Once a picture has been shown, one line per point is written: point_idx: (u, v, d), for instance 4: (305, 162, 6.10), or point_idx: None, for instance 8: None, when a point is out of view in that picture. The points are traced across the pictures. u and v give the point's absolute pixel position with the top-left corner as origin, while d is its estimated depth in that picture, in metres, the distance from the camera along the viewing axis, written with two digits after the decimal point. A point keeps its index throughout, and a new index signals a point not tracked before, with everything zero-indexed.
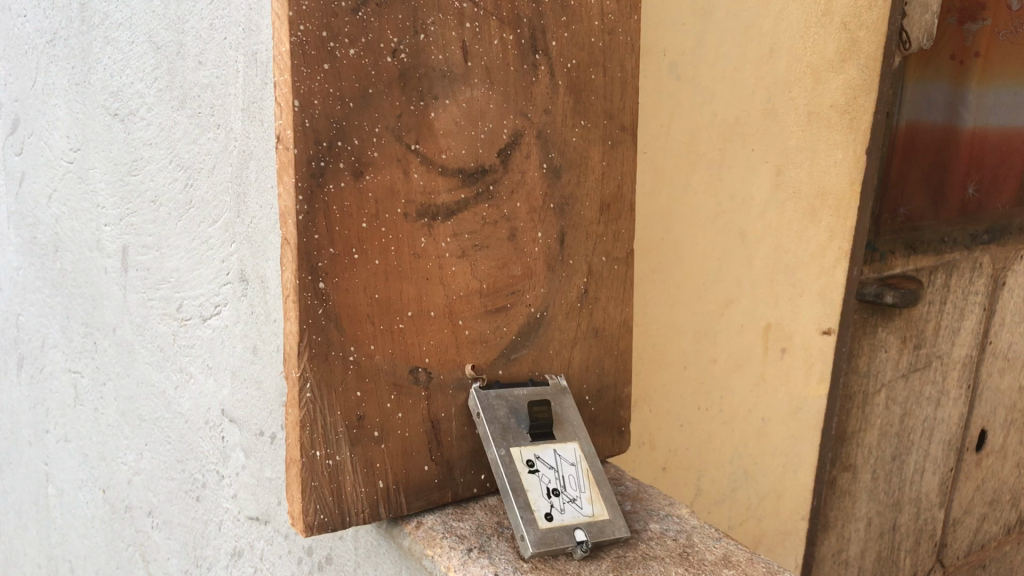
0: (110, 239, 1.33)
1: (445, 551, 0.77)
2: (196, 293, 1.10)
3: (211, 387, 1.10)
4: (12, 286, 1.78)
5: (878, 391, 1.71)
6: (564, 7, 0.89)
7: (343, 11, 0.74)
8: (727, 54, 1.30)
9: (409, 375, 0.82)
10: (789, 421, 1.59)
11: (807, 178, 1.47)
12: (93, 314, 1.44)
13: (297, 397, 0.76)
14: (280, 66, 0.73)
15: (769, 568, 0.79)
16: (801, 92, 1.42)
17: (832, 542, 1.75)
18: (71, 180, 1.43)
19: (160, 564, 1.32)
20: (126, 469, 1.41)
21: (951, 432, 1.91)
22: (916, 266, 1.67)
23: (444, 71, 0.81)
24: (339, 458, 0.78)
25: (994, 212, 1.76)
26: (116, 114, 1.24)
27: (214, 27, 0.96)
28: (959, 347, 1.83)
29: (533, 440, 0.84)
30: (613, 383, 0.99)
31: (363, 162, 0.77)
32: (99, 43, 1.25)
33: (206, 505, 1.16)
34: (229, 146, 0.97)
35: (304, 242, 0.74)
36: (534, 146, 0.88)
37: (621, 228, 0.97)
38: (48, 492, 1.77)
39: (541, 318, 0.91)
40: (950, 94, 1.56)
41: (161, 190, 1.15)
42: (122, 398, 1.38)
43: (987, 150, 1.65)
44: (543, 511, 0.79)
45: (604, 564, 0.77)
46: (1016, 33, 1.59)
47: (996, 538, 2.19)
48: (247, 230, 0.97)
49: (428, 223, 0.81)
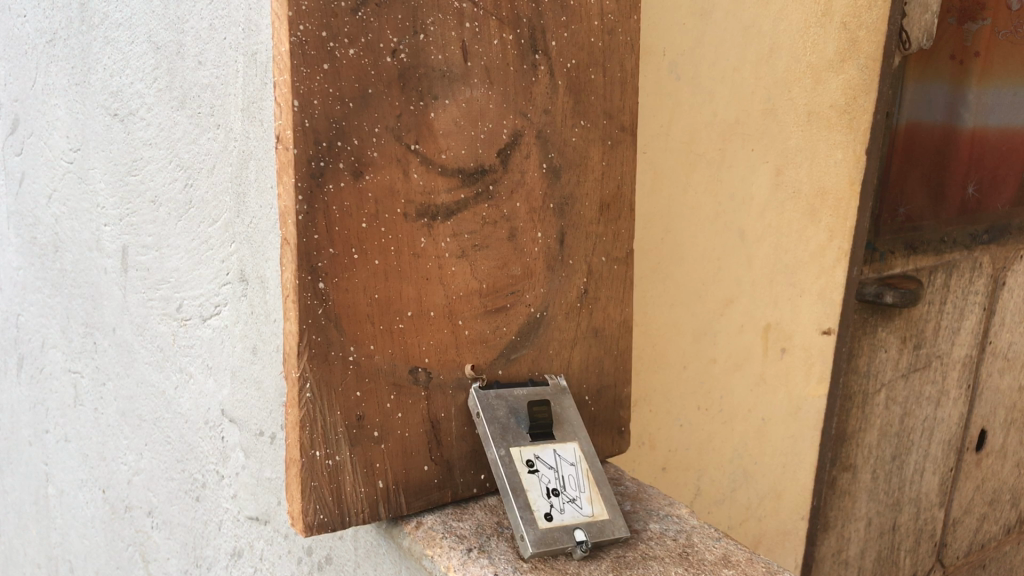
0: (110, 239, 1.33)
1: (445, 551, 0.77)
2: (196, 293, 1.10)
3: (211, 387, 1.10)
4: (12, 286, 1.78)
5: (878, 390, 1.71)
6: (563, 7, 0.89)
7: (343, 11, 0.74)
8: (727, 54, 1.30)
9: (409, 375, 0.82)
10: (789, 421, 1.59)
11: (807, 178, 1.47)
12: (93, 314, 1.44)
13: (297, 397, 0.76)
14: (280, 66, 0.73)
15: (769, 568, 0.79)
16: (801, 91, 1.42)
17: (832, 542, 1.75)
18: (71, 180, 1.43)
19: (160, 564, 1.32)
20: (126, 469, 1.41)
21: (951, 432, 1.91)
22: (916, 266, 1.67)
23: (444, 71, 0.81)
24: (339, 458, 0.78)
25: (994, 212, 1.76)
26: (116, 114, 1.24)
27: (214, 27, 0.96)
28: (958, 347, 1.83)
29: (532, 440, 0.84)
30: (613, 383, 0.99)
31: (363, 162, 0.77)
32: (99, 44, 1.25)
33: (206, 505, 1.16)
34: (229, 146, 0.97)
35: (304, 242, 0.74)
36: (534, 146, 0.88)
37: (621, 228, 0.97)
38: (48, 492, 1.77)
39: (541, 318, 0.91)
40: (950, 94, 1.56)
41: (161, 190, 1.15)
42: (122, 398, 1.38)
43: (987, 150, 1.65)
44: (543, 511, 0.79)
45: (604, 564, 0.77)
46: (1016, 33, 1.59)
47: (996, 538, 2.19)
48: (247, 231, 0.97)
49: (428, 223, 0.81)
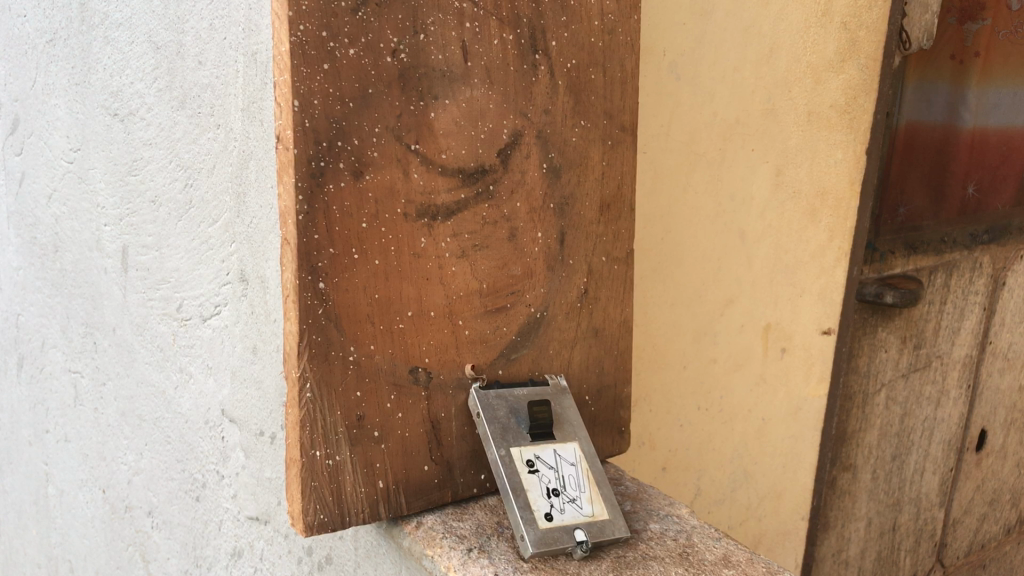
0: (110, 239, 1.33)
1: (445, 551, 0.77)
2: (196, 293, 1.10)
3: (211, 387, 1.10)
4: (12, 286, 1.78)
5: (879, 390, 1.71)
6: (563, 7, 0.89)
7: (343, 11, 0.74)
8: (727, 54, 1.30)
9: (409, 375, 0.82)
10: (790, 422, 1.59)
11: (807, 178, 1.47)
12: (93, 314, 1.44)
13: (297, 397, 0.76)
14: (280, 66, 0.73)
15: (769, 568, 0.79)
16: (801, 91, 1.42)
17: (832, 542, 1.75)
18: (71, 180, 1.43)
19: (160, 564, 1.32)
20: (126, 469, 1.41)
21: (951, 432, 1.91)
22: (916, 266, 1.67)
23: (444, 71, 0.81)
24: (339, 458, 0.78)
25: (994, 212, 1.76)
26: (116, 114, 1.24)
27: (214, 27, 0.96)
28: (958, 347, 1.83)
29: (533, 440, 0.84)
30: (613, 383, 0.99)
31: (363, 162, 0.77)
32: (99, 44, 1.25)
33: (206, 504, 1.16)
34: (229, 146, 0.97)
35: (304, 242, 0.74)
36: (534, 145, 0.88)
37: (621, 228, 0.97)
38: (48, 492, 1.77)
39: (541, 318, 0.91)
40: (950, 94, 1.56)
41: (161, 190, 1.15)
42: (122, 397, 1.39)
43: (988, 150, 1.65)
44: (543, 511, 0.79)
45: (604, 564, 0.77)
46: (1016, 33, 1.59)
47: (996, 538, 2.18)
48: (247, 231, 0.97)
49: (428, 223, 0.81)
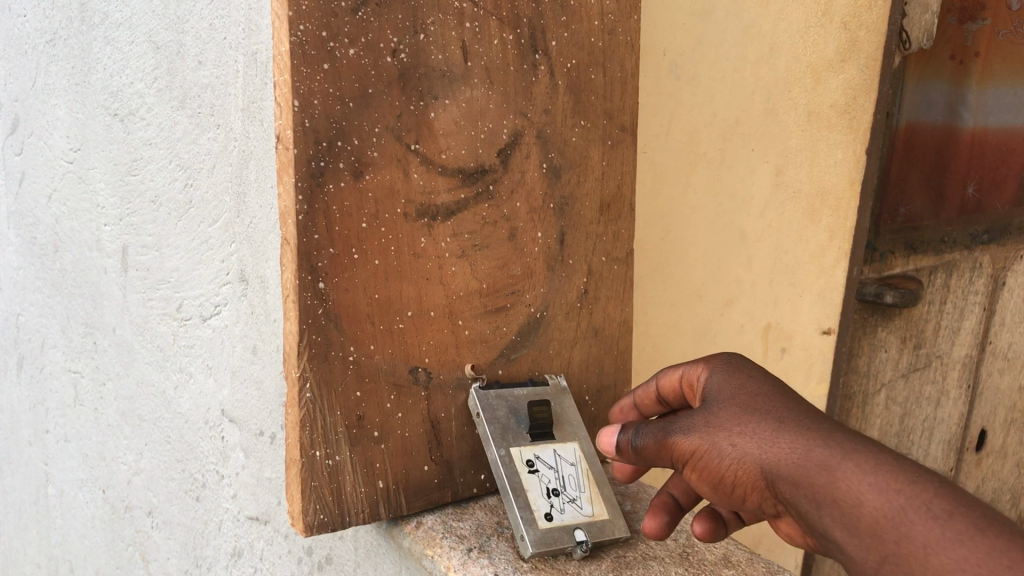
0: (110, 239, 1.33)
1: (445, 551, 0.77)
2: (196, 293, 1.10)
3: (211, 387, 1.10)
4: (12, 286, 1.78)
5: (879, 390, 1.71)
6: (563, 7, 0.89)
7: (343, 11, 0.74)
8: (727, 54, 1.45)
9: (409, 375, 0.82)
10: None
11: (807, 179, 1.42)
12: (93, 314, 1.44)
13: (297, 397, 0.76)
14: (280, 66, 0.72)
15: (769, 568, 0.79)
16: (801, 92, 1.40)
17: None
18: (71, 180, 1.43)
19: (160, 564, 1.32)
20: (126, 469, 1.41)
21: (951, 432, 1.90)
22: (916, 266, 1.65)
23: (444, 71, 0.81)
24: (339, 458, 0.78)
25: (994, 212, 1.76)
26: (116, 114, 1.24)
27: (214, 27, 0.96)
28: (958, 347, 1.83)
29: (533, 440, 0.84)
30: (613, 383, 0.99)
31: (362, 162, 0.77)
32: (99, 44, 1.25)
33: (206, 505, 1.16)
34: (229, 146, 0.97)
35: (304, 242, 0.74)
36: (534, 146, 0.88)
37: (621, 228, 0.97)
38: (48, 492, 1.77)
39: (541, 318, 0.91)
40: (950, 94, 1.55)
41: (160, 190, 1.15)
42: (122, 397, 1.38)
43: (988, 151, 1.64)
44: (543, 511, 0.79)
45: (604, 564, 0.77)
46: (1017, 33, 1.59)
47: None
48: (247, 231, 0.96)
49: (428, 223, 0.81)
